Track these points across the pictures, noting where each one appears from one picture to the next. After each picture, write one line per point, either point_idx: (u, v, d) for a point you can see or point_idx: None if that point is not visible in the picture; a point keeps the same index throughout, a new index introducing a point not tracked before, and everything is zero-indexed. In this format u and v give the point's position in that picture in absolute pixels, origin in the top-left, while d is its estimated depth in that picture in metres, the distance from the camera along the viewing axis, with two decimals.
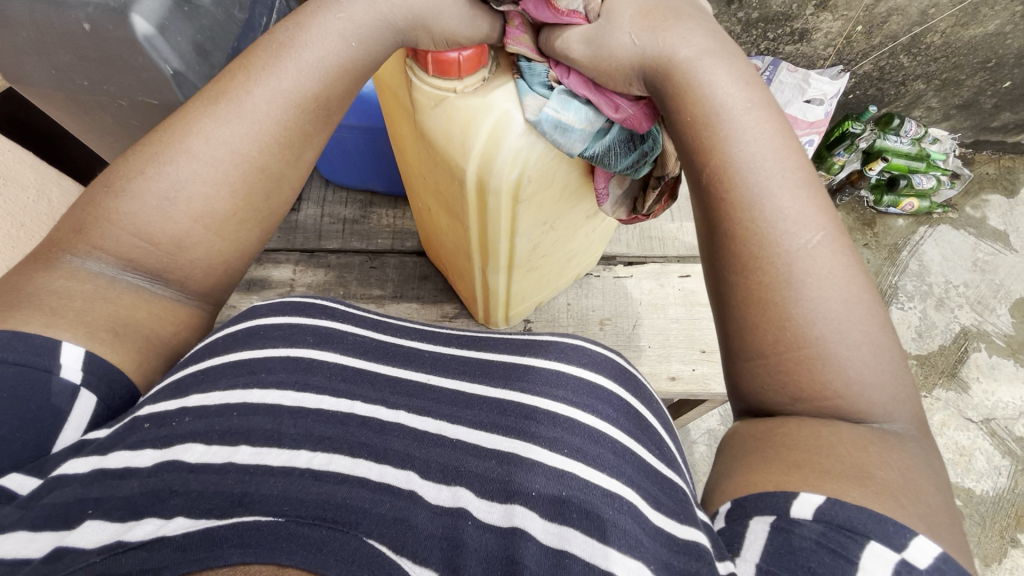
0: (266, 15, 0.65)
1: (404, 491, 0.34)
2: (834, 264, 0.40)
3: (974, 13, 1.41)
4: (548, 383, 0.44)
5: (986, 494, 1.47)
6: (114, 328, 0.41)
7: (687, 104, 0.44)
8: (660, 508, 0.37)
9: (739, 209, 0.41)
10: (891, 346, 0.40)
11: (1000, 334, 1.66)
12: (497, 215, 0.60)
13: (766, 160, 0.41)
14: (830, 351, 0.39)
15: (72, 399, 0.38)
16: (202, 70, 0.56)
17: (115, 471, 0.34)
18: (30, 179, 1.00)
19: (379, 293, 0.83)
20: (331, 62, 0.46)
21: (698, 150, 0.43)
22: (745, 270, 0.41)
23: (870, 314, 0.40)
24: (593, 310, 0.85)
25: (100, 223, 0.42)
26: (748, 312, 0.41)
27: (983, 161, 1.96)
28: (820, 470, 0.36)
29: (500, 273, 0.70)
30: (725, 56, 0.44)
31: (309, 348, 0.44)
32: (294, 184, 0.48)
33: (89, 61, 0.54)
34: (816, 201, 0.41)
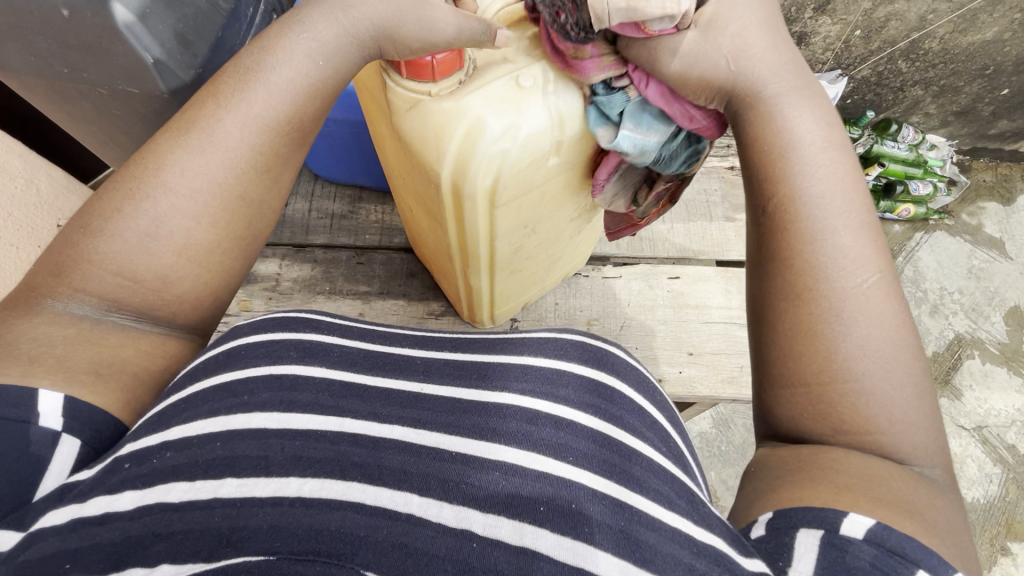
0: (252, 7, 0.65)
1: (402, 515, 0.33)
2: (889, 307, 0.42)
3: (971, 19, 1.41)
4: (547, 382, 0.44)
5: (977, 501, 1.46)
6: (96, 370, 0.41)
7: (765, 134, 0.47)
8: (674, 508, 0.37)
9: (798, 238, 0.44)
10: (924, 386, 0.42)
11: (994, 342, 1.66)
12: (473, 220, 0.59)
13: (837, 197, 0.44)
14: (871, 387, 0.41)
15: (53, 446, 0.37)
16: (184, 59, 0.56)
17: (93, 517, 0.32)
18: (17, 168, 0.99)
19: (365, 289, 0.82)
20: (303, 85, 0.47)
21: (768, 178, 0.46)
22: (797, 298, 0.43)
23: (909, 356, 0.42)
24: (581, 309, 0.84)
25: (81, 265, 0.43)
26: (795, 339, 0.43)
27: (979, 169, 1.95)
28: (865, 495, 0.36)
29: (482, 276, 0.69)
30: (808, 95, 0.47)
31: (293, 364, 0.44)
32: (273, 206, 0.49)
33: (68, 48, 0.53)
34: (877, 245, 0.44)
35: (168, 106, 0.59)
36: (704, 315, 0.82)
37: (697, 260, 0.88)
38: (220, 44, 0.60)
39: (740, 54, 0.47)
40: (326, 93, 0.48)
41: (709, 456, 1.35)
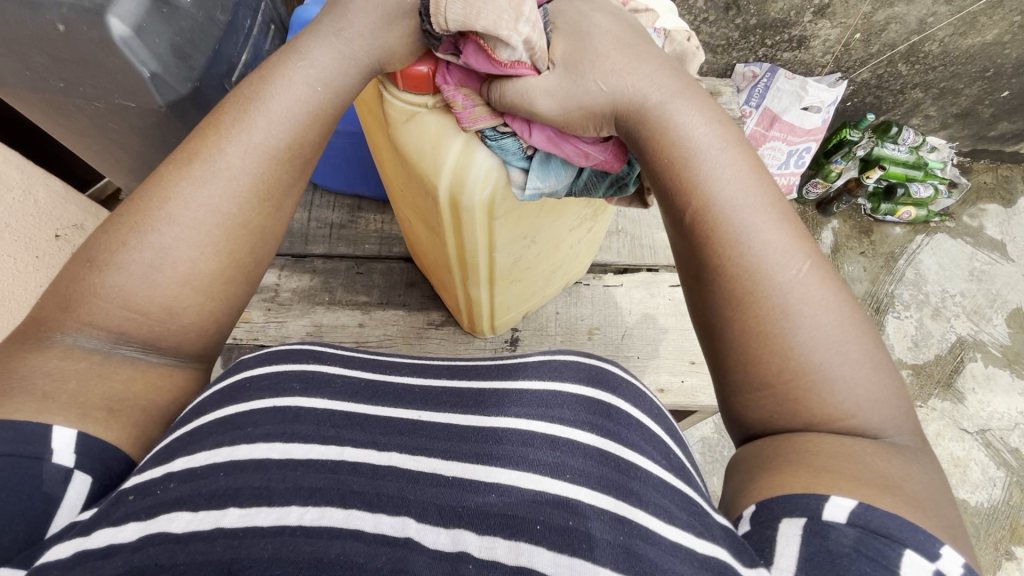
0: (249, 18, 0.64)
1: (399, 539, 0.33)
2: (824, 291, 0.42)
3: (971, 22, 1.41)
4: (541, 403, 0.43)
5: (981, 505, 1.46)
6: (108, 406, 0.40)
7: (664, 146, 0.45)
8: (674, 520, 0.36)
9: (723, 247, 0.43)
10: (870, 353, 0.41)
11: (997, 344, 1.66)
12: (471, 231, 0.58)
13: (742, 199, 0.43)
14: (827, 378, 0.40)
15: (64, 482, 0.35)
16: (181, 73, 0.56)
17: (96, 551, 0.31)
18: (16, 179, 0.98)
19: (365, 299, 0.81)
20: (302, 112, 0.48)
21: (680, 190, 0.45)
22: (741, 307, 0.42)
23: (854, 332, 0.42)
24: (583, 318, 0.83)
25: (86, 298, 0.42)
26: (749, 345, 0.42)
27: (980, 170, 1.95)
28: (845, 476, 0.36)
29: (481, 287, 0.68)
30: (691, 97, 0.46)
31: (296, 396, 0.43)
32: (274, 233, 0.49)
33: (63, 62, 0.53)
34: (795, 233, 0.44)
35: (165, 119, 0.58)
36: None
37: None
38: (216, 56, 0.60)
39: (609, 72, 0.46)
40: (325, 120, 0.49)
41: (711, 462, 1.34)
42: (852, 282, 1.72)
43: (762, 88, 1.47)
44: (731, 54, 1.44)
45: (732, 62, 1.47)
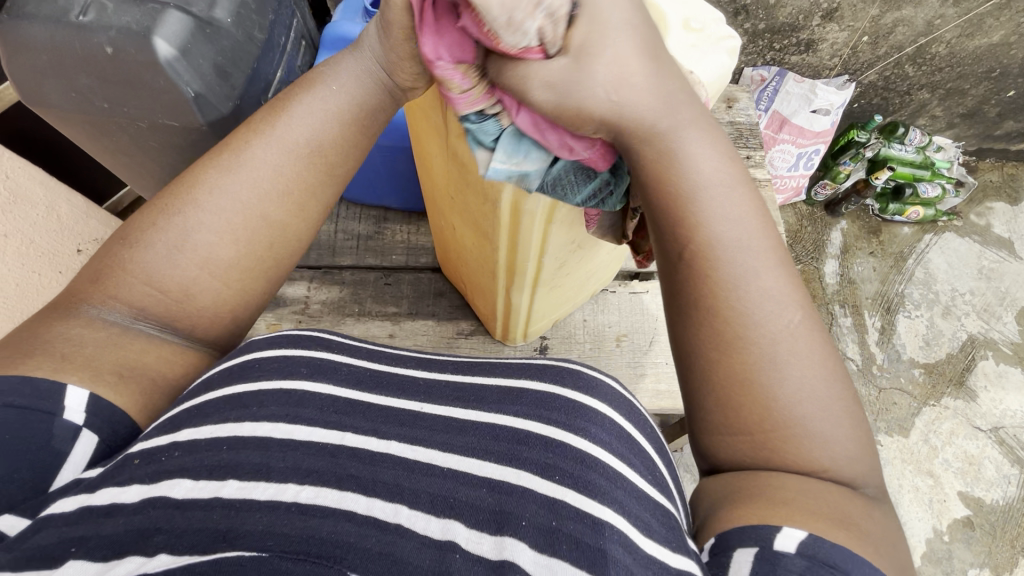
0: (284, 35, 0.65)
1: (390, 525, 0.33)
2: (812, 343, 0.41)
3: (979, 23, 1.42)
4: (538, 404, 0.44)
5: (997, 503, 1.46)
6: (120, 371, 0.41)
7: (666, 180, 0.42)
8: (654, 535, 0.36)
9: (715, 291, 0.41)
10: (844, 406, 0.41)
11: (1007, 342, 1.67)
12: (528, 235, 0.57)
13: (741, 243, 0.41)
14: (800, 423, 0.39)
15: (72, 440, 0.38)
16: (223, 91, 0.56)
17: (100, 509, 0.33)
18: (38, 196, 0.98)
19: (394, 310, 0.82)
20: (330, 119, 0.48)
21: (674, 229, 0.42)
22: (727, 345, 0.40)
23: (833, 385, 0.41)
24: (610, 326, 0.84)
25: (115, 272, 0.45)
26: (725, 381, 0.40)
27: (985, 169, 1.96)
28: (800, 510, 0.36)
29: (524, 293, 0.68)
30: (704, 129, 0.42)
31: (303, 380, 0.44)
32: (298, 231, 0.50)
33: (110, 84, 0.53)
34: (791, 280, 0.42)
35: (205, 138, 0.59)
36: None
37: None
38: (255, 75, 0.60)
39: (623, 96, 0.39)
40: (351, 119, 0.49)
41: None
42: (862, 282, 1.73)
43: (770, 92, 1.45)
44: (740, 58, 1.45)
45: (741, 66, 1.49)
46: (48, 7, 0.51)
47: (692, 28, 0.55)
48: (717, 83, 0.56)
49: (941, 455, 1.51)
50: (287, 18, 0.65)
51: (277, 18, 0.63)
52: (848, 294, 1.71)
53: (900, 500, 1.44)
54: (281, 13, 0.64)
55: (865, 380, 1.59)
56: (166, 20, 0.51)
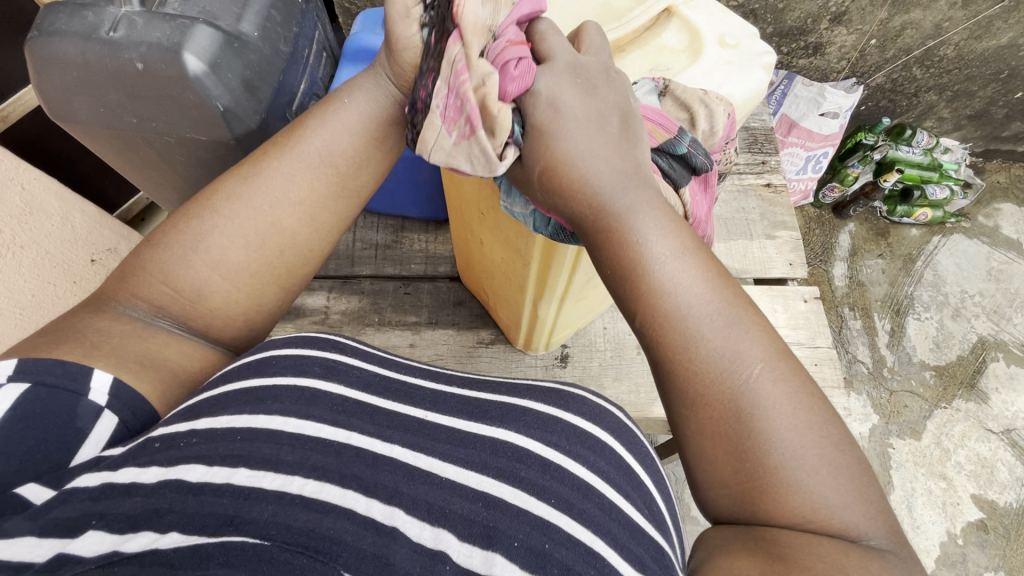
0: (307, 47, 0.65)
1: (386, 528, 0.33)
2: (782, 398, 0.36)
3: (987, 26, 1.42)
4: (537, 425, 0.43)
5: (1010, 505, 1.46)
6: (140, 362, 0.42)
7: (616, 245, 0.39)
8: (644, 570, 0.35)
9: (682, 359, 0.38)
10: (847, 461, 0.36)
11: (1018, 343, 1.66)
12: (562, 256, 0.56)
13: (693, 301, 0.38)
14: (790, 484, 0.35)
15: (93, 421, 0.37)
16: (250, 105, 0.56)
17: (120, 486, 0.33)
18: (55, 207, 0.98)
19: (414, 319, 0.82)
20: (350, 136, 0.49)
21: (634, 296, 0.39)
22: (696, 409, 0.38)
23: (827, 436, 0.36)
24: (630, 333, 0.84)
25: (138, 273, 0.46)
26: (701, 442, 0.38)
27: (993, 170, 1.97)
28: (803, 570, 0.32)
29: (551, 307, 0.67)
30: (638, 184, 0.40)
31: (316, 379, 0.43)
32: (312, 241, 0.50)
33: (139, 98, 0.53)
34: (750, 330, 0.38)
35: (232, 151, 0.59)
36: None
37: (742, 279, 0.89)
38: (280, 87, 0.61)
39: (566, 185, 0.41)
40: (371, 134, 0.49)
41: None
42: (872, 284, 1.73)
43: (778, 95, 1.46)
44: None
45: None
46: (77, 22, 0.51)
47: (728, 45, 0.57)
48: (753, 97, 0.57)
49: (953, 458, 1.51)
50: (310, 29, 0.65)
51: (301, 30, 0.63)
52: (858, 296, 1.71)
53: (913, 503, 1.44)
54: (304, 25, 0.64)
55: (876, 382, 1.59)
56: (195, 34, 0.51)
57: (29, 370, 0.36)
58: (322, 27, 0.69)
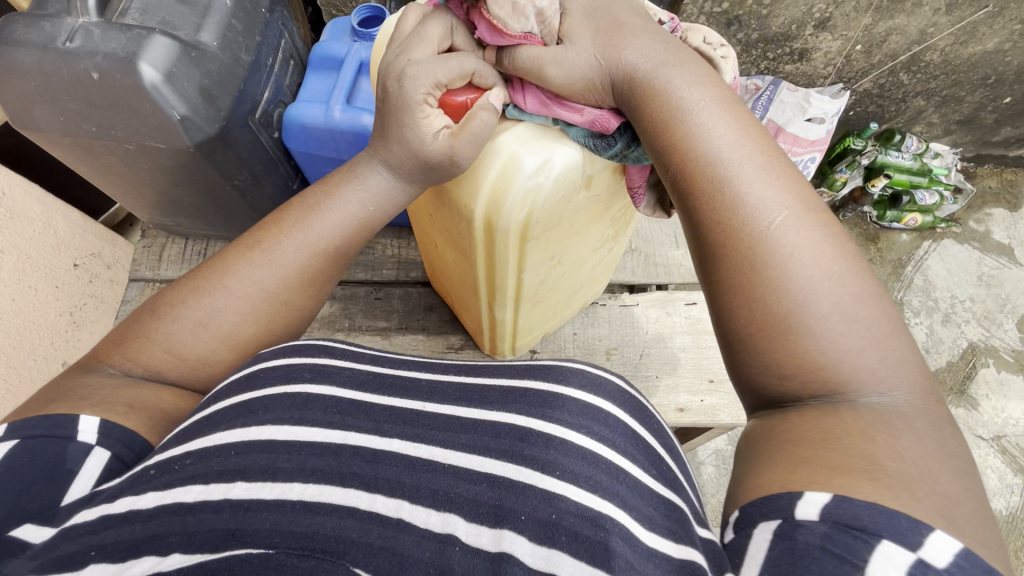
0: (271, 56, 0.67)
1: (393, 520, 0.32)
2: (813, 233, 0.41)
3: (972, 31, 1.41)
4: (539, 403, 0.42)
5: (1000, 513, 1.44)
6: (129, 404, 0.41)
7: (658, 106, 0.47)
8: (656, 527, 0.35)
9: (721, 199, 0.43)
10: (880, 318, 0.39)
11: (1008, 349, 1.65)
12: (505, 256, 0.58)
13: (735, 150, 0.44)
14: (825, 332, 0.38)
15: (83, 459, 0.36)
16: (208, 113, 0.57)
17: (116, 517, 0.31)
18: (35, 212, 0.99)
19: (384, 324, 0.83)
20: (354, 221, 0.52)
21: (676, 149, 0.46)
22: (741, 260, 0.42)
23: (856, 286, 0.40)
24: (599, 339, 0.84)
25: (139, 339, 0.46)
26: (738, 295, 0.42)
27: (984, 175, 1.96)
28: (823, 467, 0.33)
29: (508, 309, 0.68)
30: (677, 64, 0.48)
31: (305, 383, 0.41)
32: (309, 311, 0.53)
33: (96, 107, 0.55)
34: (788, 178, 0.43)
35: (193, 158, 0.61)
36: None
37: None
38: (241, 96, 0.61)
39: (609, 50, 0.49)
40: (371, 227, 0.54)
41: (727, 475, 1.31)
42: None
43: (765, 100, 1.45)
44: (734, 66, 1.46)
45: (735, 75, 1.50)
46: (36, 33, 0.52)
47: None
48: None
49: None
50: (274, 39, 0.67)
51: (264, 39, 0.65)
52: None
53: None
54: (268, 35, 0.66)
55: None
56: (151, 44, 0.52)
57: (17, 429, 0.36)
58: (286, 36, 0.70)
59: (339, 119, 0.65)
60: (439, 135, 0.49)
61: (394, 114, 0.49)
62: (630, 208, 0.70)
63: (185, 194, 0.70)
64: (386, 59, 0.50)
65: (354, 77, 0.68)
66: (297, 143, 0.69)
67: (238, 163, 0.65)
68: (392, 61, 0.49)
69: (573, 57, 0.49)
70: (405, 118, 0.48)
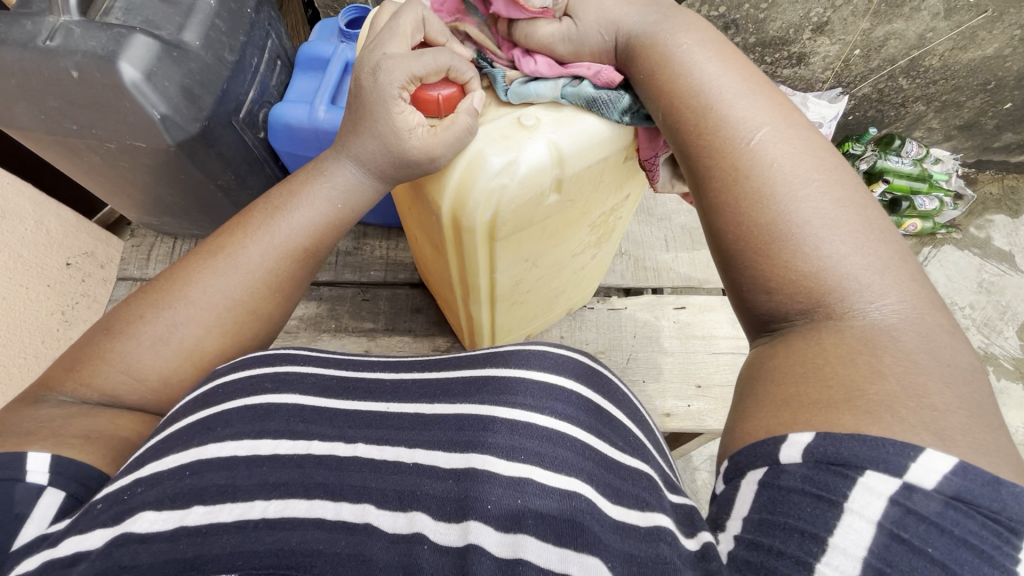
0: (257, 56, 0.68)
1: (359, 526, 0.32)
2: (794, 151, 0.43)
3: (971, 37, 1.40)
4: (499, 390, 0.40)
5: None
6: (85, 435, 0.39)
7: (647, 50, 0.51)
8: (624, 501, 0.35)
9: (709, 128, 0.46)
10: (861, 222, 0.40)
11: (1008, 357, 1.63)
12: (474, 256, 0.59)
13: (717, 83, 0.47)
14: (804, 234, 0.39)
15: (35, 499, 0.34)
16: (190, 112, 0.59)
17: (65, 559, 0.30)
18: (29, 210, 1.00)
19: (371, 325, 0.82)
20: (319, 221, 0.53)
21: (665, 88, 0.49)
22: (729, 183, 0.43)
23: (837, 191, 0.41)
24: (587, 342, 0.84)
25: (93, 362, 0.45)
26: (729, 216, 0.43)
27: (986, 181, 1.94)
28: (804, 407, 0.34)
29: (483, 307, 0.69)
30: (667, 14, 0.52)
31: (267, 395, 0.41)
32: (277, 317, 0.53)
33: (79, 105, 0.56)
34: (771, 105, 0.46)
35: (174, 156, 0.62)
36: (711, 346, 0.83)
37: (701, 290, 0.90)
38: (224, 95, 0.62)
39: (605, 13, 0.52)
40: (339, 229, 0.55)
41: None
42: None
43: None
44: None
45: None
46: (16, 31, 0.53)
47: None
48: None
49: None
50: (260, 39, 0.68)
51: (249, 40, 0.65)
52: None
53: None
54: (253, 35, 0.66)
55: None
56: (131, 43, 0.53)
57: None
58: (273, 36, 0.70)
59: (324, 119, 0.64)
60: (416, 131, 0.50)
61: (367, 109, 0.50)
62: (613, 214, 0.70)
63: (171, 193, 0.70)
64: (363, 53, 0.51)
65: (339, 77, 0.68)
66: (283, 143, 0.69)
67: (221, 163, 0.66)
68: (368, 54, 0.50)
69: (583, 30, 0.53)
70: (380, 111, 0.50)
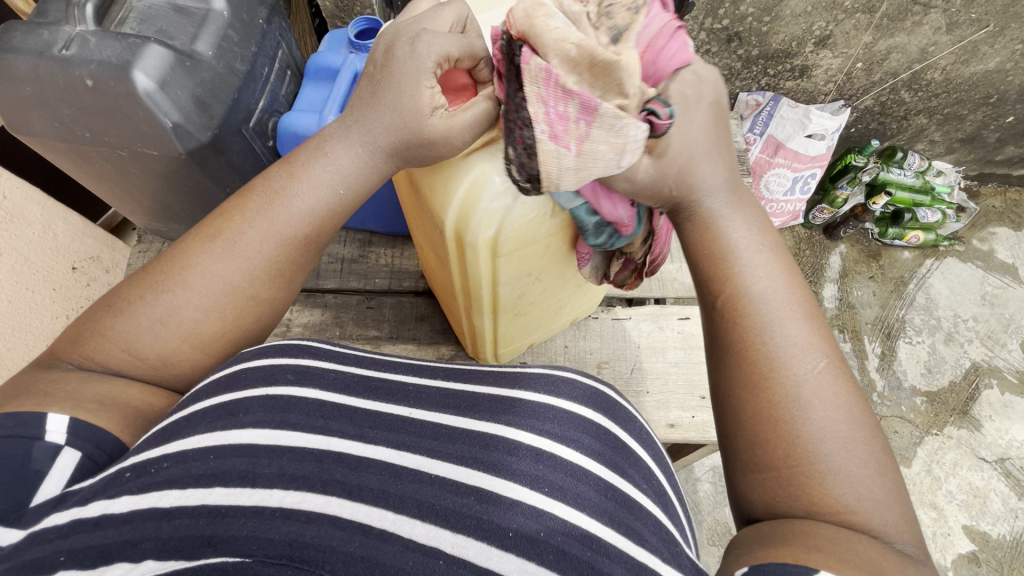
0: (267, 65, 0.68)
1: (374, 530, 0.31)
2: (838, 391, 0.43)
3: (974, 50, 1.41)
4: (533, 414, 0.41)
5: (1003, 538, 1.40)
6: (99, 400, 0.41)
7: (705, 240, 0.49)
8: (644, 543, 0.35)
9: (752, 333, 0.45)
10: (887, 466, 0.41)
11: (1013, 370, 1.62)
12: (476, 268, 0.59)
13: (773, 294, 0.46)
14: (829, 471, 0.40)
15: (52, 458, 0.36)
16: (200, 121, 0.59)
17: (91, 520, 0.31)
18: (36, 216, 1.00)
19: (375, 333, 0.83)
20: (321, 207, 0.52)
21: (716, 284, 0.48)
22: (761, 383, 0.43)
23: (870, 436, 0.42)
24: (590, 352, 0.84)
25: (96, 336, 0.45)
26: (755, 417, 0.43)
27: (988, 194, 1.94)
28: (836, 556, 0.34)
29: (485, 317, 0.69)
30: (742, 207, 0.50)
31: (289, 386, 0.41)
32: (281, 300, 0.53)
33: (90, 113, 0.57)
34: (818, 331, 0.45)
35: (183, 164, 0.63)
36: None
37: None
38: (235, 104, 0.63)
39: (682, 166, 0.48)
40: (342, 214, 0.54)
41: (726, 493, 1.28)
42: (863, 306, 1.69)
43: (765, 116, 1.46)
44: (734, 83, 1.45)
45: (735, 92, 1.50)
46: (32, 40, 0.55)
47: None
48: None
49: (944, 487, 1.46)
50: (271, 49, 0.69)
51: (260, 49, 0.66)
52: (847, 318, 1.66)
53: None
54: (264, 44, 0.67)
55: None
56: (145, 54, 0.54)
57: None
58: (284, 46, 0.71)
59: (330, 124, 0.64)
60: (438, 111, 0.49)
61: (392, 77, 0.50)
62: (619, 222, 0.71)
63: (179, 199, 0.71)
64: (397, 29, 0.52)
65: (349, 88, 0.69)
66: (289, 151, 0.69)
67: (230, 170, 0.67)
68: (401, 30, 0.51)
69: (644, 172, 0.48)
70: (406, 82, 0.49)
